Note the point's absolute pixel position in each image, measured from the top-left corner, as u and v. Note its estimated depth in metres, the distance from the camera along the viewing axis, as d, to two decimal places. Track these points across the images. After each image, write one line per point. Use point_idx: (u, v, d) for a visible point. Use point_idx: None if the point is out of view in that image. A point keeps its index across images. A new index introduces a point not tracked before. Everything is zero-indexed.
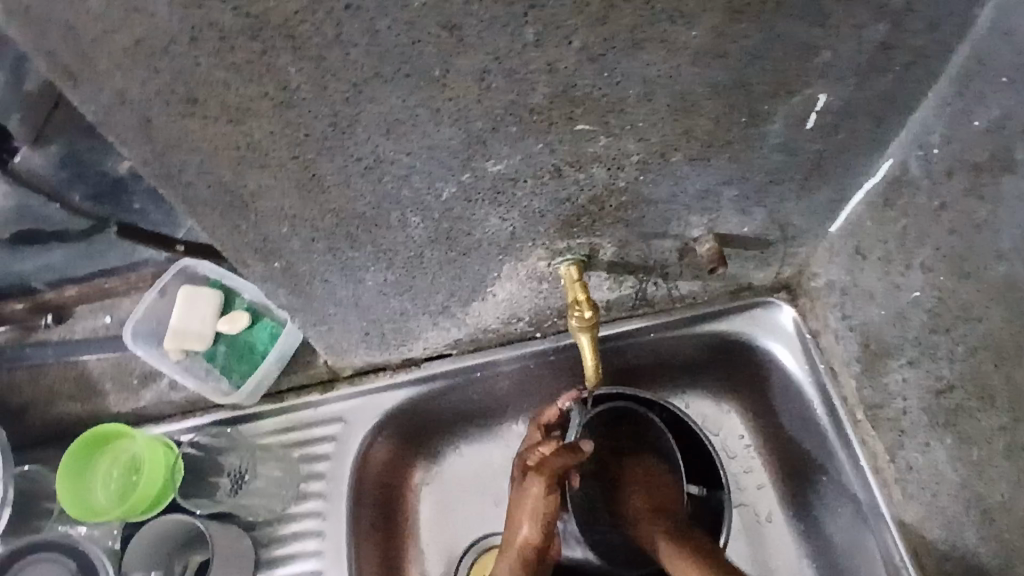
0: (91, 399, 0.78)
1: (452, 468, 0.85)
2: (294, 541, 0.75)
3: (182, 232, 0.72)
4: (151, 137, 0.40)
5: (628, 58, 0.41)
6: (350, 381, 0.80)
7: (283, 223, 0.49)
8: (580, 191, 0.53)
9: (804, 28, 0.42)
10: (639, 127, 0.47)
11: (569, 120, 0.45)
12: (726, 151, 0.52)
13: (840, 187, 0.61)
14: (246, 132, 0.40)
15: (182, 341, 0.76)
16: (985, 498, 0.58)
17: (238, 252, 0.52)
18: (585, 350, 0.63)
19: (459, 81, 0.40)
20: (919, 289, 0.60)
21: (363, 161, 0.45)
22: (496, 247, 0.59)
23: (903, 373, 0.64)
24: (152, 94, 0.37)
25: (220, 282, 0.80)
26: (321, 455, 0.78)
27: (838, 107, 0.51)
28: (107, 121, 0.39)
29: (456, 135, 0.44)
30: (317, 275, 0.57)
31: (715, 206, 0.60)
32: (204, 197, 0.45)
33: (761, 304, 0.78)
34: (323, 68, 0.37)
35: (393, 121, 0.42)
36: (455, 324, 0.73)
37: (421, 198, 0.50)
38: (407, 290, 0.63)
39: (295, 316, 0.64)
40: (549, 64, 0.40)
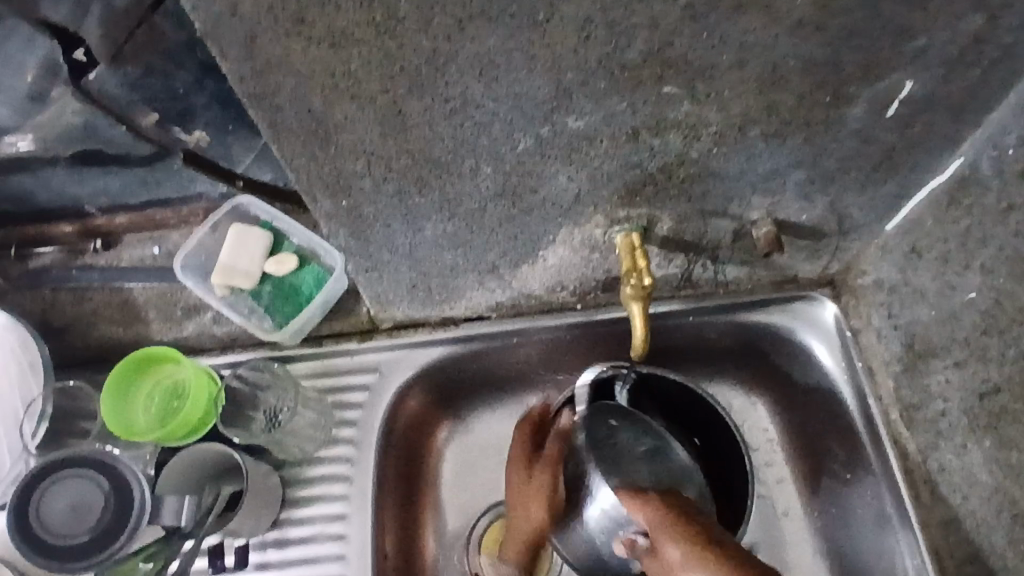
0: (135, 326, 0.80)
1: (477, 430, 0.86)
2: (320, 484, 0.76)
3: (240, 168, 0.77)
4: (253, 54, 0.40)
5: (728, 21, 0.41)
6: (388, 334, 0.80)
7: (360, 160, 0.50)
8: (652, 158, 0.54)
9: (906, 8, 0.42)
10: (723, 96, 0.48)
11: (658, 81, 0.45)
12: (803, 131, 0.52)
13: (905, 183, 0.61)
14: (344, 59, 0.41)
15: (228, 277, 0.77)
16: (1019, 503, 0.58)
17: (311, 185, 0.52)
18: (636, 319, 0.63)
19: (561, 27, 0.40)
20: (975, 291, 0.60)
21: (450, 102, 0.45)
22: (558, 209, 0.60)
23: (946, 375, 0.64)
24: (264, 9, 0.37)
25: (271, 223, 0.80)
26: (354, 402, 0.79)
27: (921, 97, 0.51)
28: (212, 33, 0.39)
29: (546, 85, 0.45)
30: (380, 218, 0.58)
31: (779, 189, 0.60)
32: (290, 124, 0.46)
33: (805, 298, 0.77)
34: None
35: (488, 64, 0.42)
36: (501, 286, 0.73)
37: (497, 148, 0.50)
38: (462, 244, 0.64)
39: (350, 259, 0.65)
40: (652, 19, 0.40)
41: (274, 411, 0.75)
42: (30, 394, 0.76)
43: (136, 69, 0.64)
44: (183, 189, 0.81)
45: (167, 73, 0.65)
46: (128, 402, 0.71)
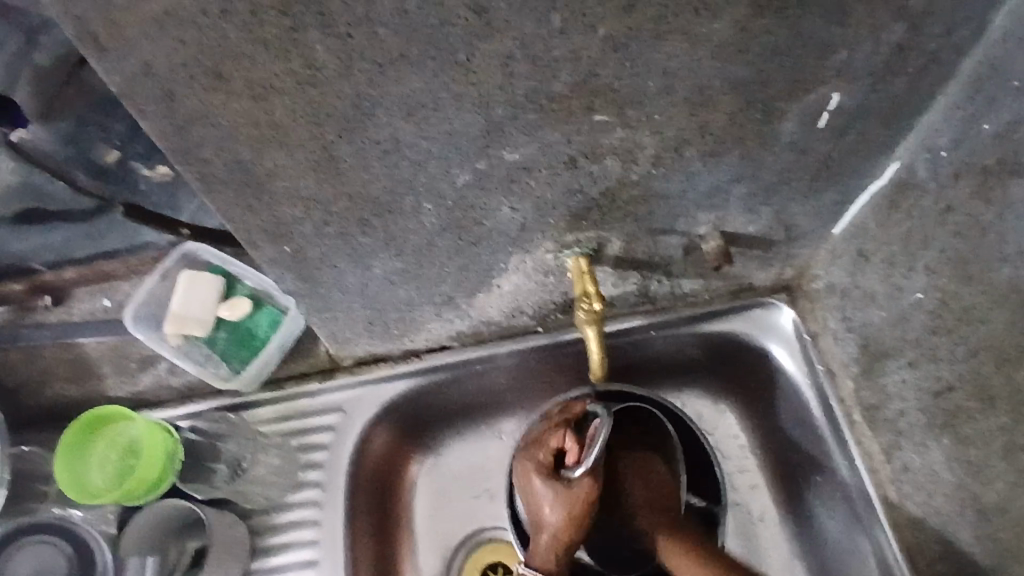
0: (88, 382, 0.78)
1: (447, 460, 0.85)
2: (290, 530, 0.75)
3: (186, 215, 0.74)
4: (172, 111, 0.39)
5: (650, 49, 0.41)
6: (349, 372, 0.79)
7: (297, 206, 0.49)
8: (593, 183, 0.54)
9: (822, 25, 0.43)
10: (656, 120, 0.48)
11: (588, 110, 0.46)
12: (739, 147, 0.53)
13: (846, 189, 0.62)
14: (267, 110, 0.40)
15: (182, 326, 0.75)
16: (980, 498, 0.58)
17: (251, 233, 0.51)
18: (591, 343, 0.64)
19: (484, 66, 0.40)
20: (921, 291, 0.61)
21: (382, 144, 0.45)
22: (506, 238, 0.59)
23: (901, 375, 0.65)
24: (178, 66, 0.36)
25: (222, 267, 0.79)
26: (319, 444, 0.77)
27: (850, 107, 0.52)
28: (128, 92, 0.38)
29: (476, 121, 0.44)
30: (326, 260, 0.57)
31: (723, 204, 0.60)
32: (220, 175, 0.45)
33: (762, 304, 0.77)
34: (350, 47, 0.37)
35: (415, 105, 0.42)
36: (459, 315, 0.73)
37: (436, 184, 0.50)
38: (413, 279, 0.63)
39: (301, 302, 0.64)
40: (574, 52, 0.40)
41: (237, 460, 0.74)
42: None
43: None
44: (130, 239, 0.79)
45: None
46: (78, 465, 0.68)
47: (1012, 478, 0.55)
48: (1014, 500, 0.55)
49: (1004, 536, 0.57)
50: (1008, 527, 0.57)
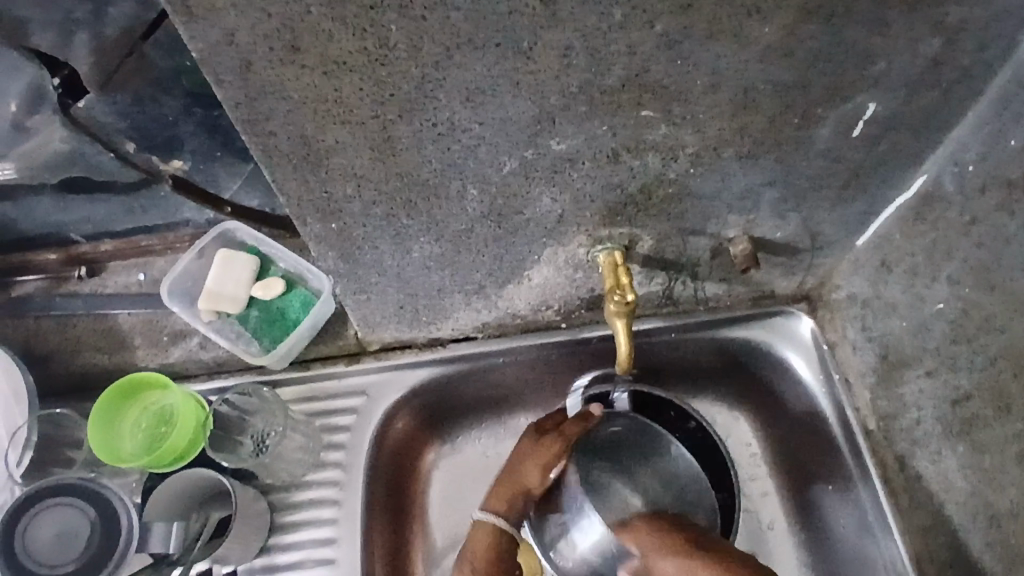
0: (120, 352, 0.80)
1: (464, 452, 0.86)
2: (309, 508, 0.76)
3: (227, 194, 0.79)
4: (248, 81, 0.41)
5: (701, 48, 0.44)
6: (375, 356, 0.81)
7: (350, 183, 0.51)
8: (632, 178, 0.56)
9: (866, 34, 0.45)
10: (698, 120, 0.50)
11: (636, 105, 0.48)
12: (775, 151, 0.55)
13: (874, 199, 0.64)
14: (336, 86, 0.42)
15: (215, 303, 0.77)
16: (992, 506, 0.60)
17: (301, 208, 0.53)
18: (620, 335, 0.64)
19: (544, 55, 0.42)
20: (943, 301, 0.62)
21: (438, 127, 0.47)
22: (542, 229, 0.61)
23: (919, 384, 0.66)
24: (259, 38, 0.39)
25: (257, 248, 0.81)
26: (342, 425, 0.79)
27: (883, 118, 0.54)
28: (209, 60, 0.40)
29: (529, 109, 0.47)
30: (369, 240, 0.59)
31: (753, 207, 0.62)
32: (283, 149, 0.47)
33: (782, 313, 0.79)
34: (422, 29, 0.39)
35: (475, 89, 0.44)
36: (487, 306, 0.75)
37: (483, 170, 0.52)
38: (449, 265, 0.65)
39: (338, 282, 0.66)
40: (629, 46, 0.43)
41: (261, 435, 0.75)
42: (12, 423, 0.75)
43: (126, 98, 0.65)
44: (170, 215, 0.82)
45: (156, 102, 0.67)
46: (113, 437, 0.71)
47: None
48: None
49: (1013, 542, 0.58)
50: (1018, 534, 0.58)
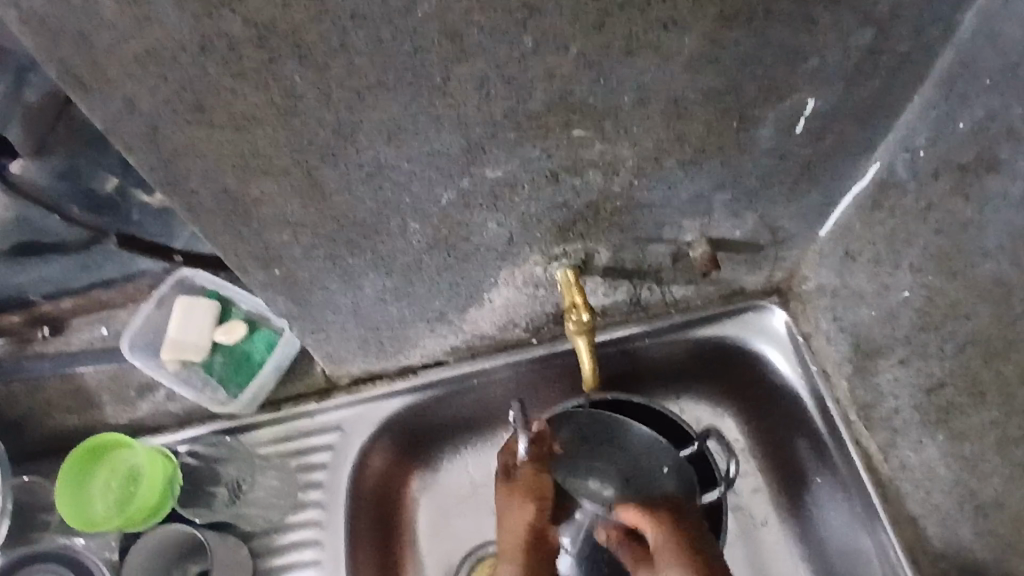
0: (88, 411, 0.79)
1: (448, 476, 0.85)
2: (292, 551, 0.75)
3: (180, 242, 0.74)
4: (158, 145, 0.40)
5: (622, 65, 0.42)
6: (347, 390, 0.80)
7: (285, 230, 0.50)
8: (577, 196, 0.55)
9: (792, 34, 0.44)
10: (634, 133, 0.49)
11: (566, 126, 0.46)
12: (718, 156, 0.54)
13: (828, 190, 0.63)
14: (250, 140, 0.41)
15: (178, 353, 0.76)
16: (978, 493, 0.58)
17: (239, 259, 0.52)
18: (581, 353, 0.64)
19: (461, 88, 0.41)
20: (908, 289, 0.61)
21: (365, 167, 0.46)
22: (493, 254, 0.60)
23: (894, 373, 0.65)
24: (161, 103, 0.37)
25: (217, 293, 0.80)
26: (319, 463, 0.78)
27: (825, 112, 0.53)
28: (114, 128, 0.38)
29: (457, 140, 0.45)
30: (317, 282, 0.57)
31: (707, 211, 0.61)
32: (207, 205, 0.45)
33: (754, 307, 0.78)
34: (328, 76, 0.38)
35: (395, 128, 0.43)
36: (452, 331, 0.73)
37: (421, 204, 0.51)
38: (405, 297, 0.64)
39: (295, 324, 0.65)
40: (548, 71, 0.41)
41: (237, 482, 0.74)
42: None
43: None
44: (126, 266, 0.80)
45: None
46: (91, 515, 0.69)
47: (1006, 471, 0.55)
48: (1012, 495, 0.55)
49: (1003, 530, 0.57)
50: (1006, 520, 0.56)
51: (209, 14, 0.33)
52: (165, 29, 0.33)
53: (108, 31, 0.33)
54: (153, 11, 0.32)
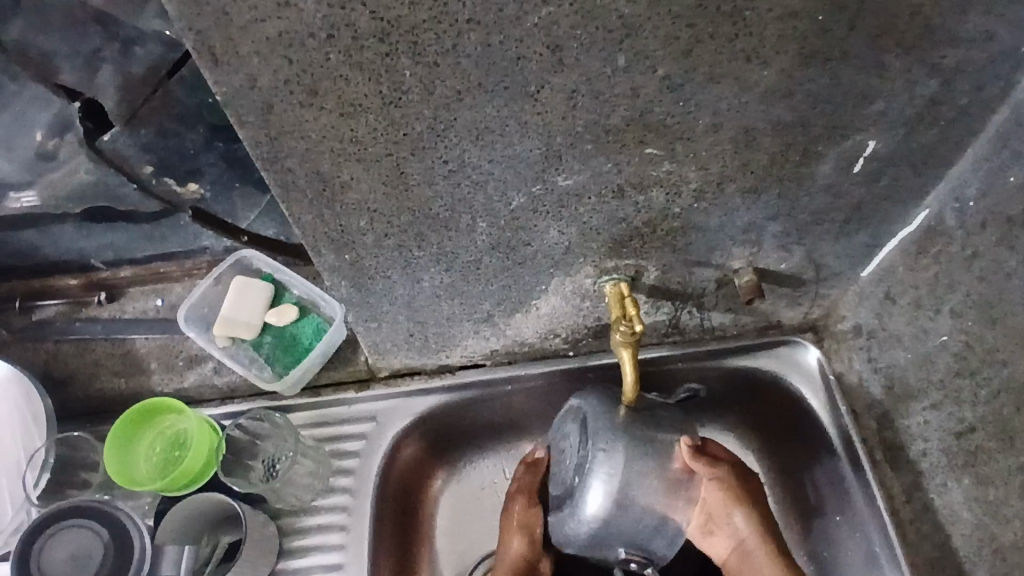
0: (135, 376, 0.82)
1: (471, 479, 0.87)
2: (318, 533, 0.77)
3: (244, 224, 0.80)
4: (268, 121, 0.43)
5: (702, 90, 0.45)
6: (385, 383, 0.82)
7: (363, 217, 0.53)
8: (637, 213, 0.57)
9: (863, 77, 0.47)
10: (701, 157, 0.52)
11: (639, 143, 0.49)
12: (777, 187, 0.56)
13: (876, 233, 0.65)
14: (352, 127, 0.44)
15: (230, 329, 0.79)
16: (999, 538, 0.59)
17: (316, 240, 0.55)
18: (626, 363, 0.65)
19: (551, 98, 0.44)
20: (947, 333, 0.63)
21: (449, 164, 0.49)
22: (549, 261, 0.63)
23: (925, 416, 0.67)
24: (280, 82, 0.40)
25: (272, 276, 0.83)
26: (351, 451, 0.80)
27: (883, 155, 0.55)
28: (232, 102, 0.41)
29: (537, 147, 0.48)
30: (380, 270, 0.60)
31: (758, 240, 0.63)
32: (299, 185, 0.48)
33: (786, 342, 0.78)
34: (434, 74, 0.41)
35: (484, 129, 0.46)
36: (495, 334, 0.76)
37: (493, 205, 0.54)
38: (458, 295, 0.66)
39: (350, 310, 0.67)
40: (633, 89, 0.44)
41: (272, 460, 0.77)
42: (31, 444, 0.78)
43: (149, 131, 0.67)
44: (189, 243, 0.84)
45: (178, 136, 0.69)
46: (134, 473, 0.72)
47: None
48: None
49: None
50: None
51: (341, 5, 0.36)
52: (300, 15, 0.37)
53: (248, 12, 0.36)
54: None
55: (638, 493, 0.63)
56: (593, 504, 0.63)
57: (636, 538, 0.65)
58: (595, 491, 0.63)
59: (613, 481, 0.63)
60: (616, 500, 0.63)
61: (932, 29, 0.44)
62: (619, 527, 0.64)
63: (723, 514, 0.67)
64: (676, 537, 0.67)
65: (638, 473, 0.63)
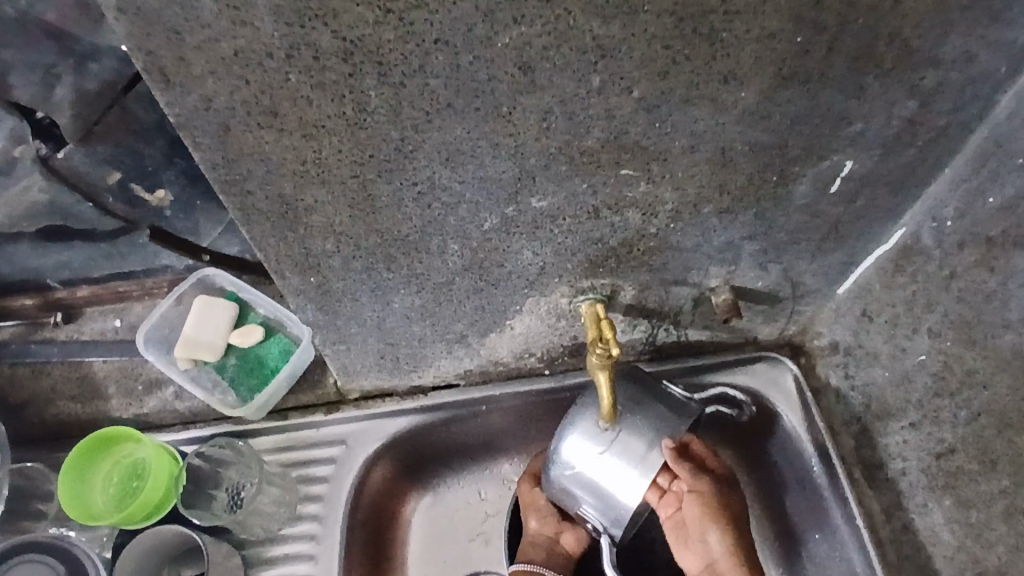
0: (93, 401, 0.78)
1: (443, 501, 0.85)
2: (284, 563, 0.74)
3: (207, 242, 0.77)
4: (226, 144, 0.41)
5: (679, 112, 0.44)
6: (355, 405, 0.80)
7: (329, 239, 0.50)
8: (613, 233, 0.56)
9: (842, 98, 0.46)
10: (678, 177, 0.50)
11: (615, 165, 0.48)
12: (754, 207, 0.55)
13: (852, 251, 0.64)
14: (315, 148, 0.42)
15: (192, 351, 0.76)
16: (980, 561, 0.59)
17: (279, 263, 0.53)
18: (602, 387, 0.62)
19: (524, 119, 0.42)
20: (924, 353, 0.63)
21: (418, 186, 0.47)
22: (524, 281, 0.61)
23: (904, 435, 0.66)
24: (238, 103, 0.38)
25: (236, 295, 0.80)
26: (320, 476, 0.77)
27: (861, 175, 0.54)
28: (188, 123, 0.39)
29: (510, 168, 0.46)
30: (348, 293, 0.58)
31: (734, 259, 0.62)
32: (261, 207, 0.46)
33: (765, 358, 0.78)
34: (402, 95, 0.39)
35: (455, 150, 0.44)
36: (469, 354, 0.74)
37: (465, 226, 0.52)
38: (430, 316, 0.64)
39: (318, 333, 0.65)
40: (608, 110, 0.43)
41: (237, 489, 0.74)
42: None
43: (106, 148, 0.64)
44: (150, 261, 0.80)
45: (137, 152, 0.66)
46: (89, 507, 0.69)
47: (1012, 541, 0.56)
48: (1016, 564, 0.56)
49: None
50: None
51: (301, 24, 0.34)
52: (258, 34, 0.35)
53: (203, 30, 0.34)
54: (249, 16, 0.34)
55: (599, 451, 0.64)
56: (562, 452, 0.65)
57: (584, 496, 0.65)
58: (567, 439, 0.65)
59: (583, 433, 0.64)
60: (582, 452, 0.64)
61: (912, 51, 0.43)
62: (570, 476, 0.65)
63: (696, 531, 0.66)
64: (623, 516, 0.64)
65: (611, 435, 0.64)
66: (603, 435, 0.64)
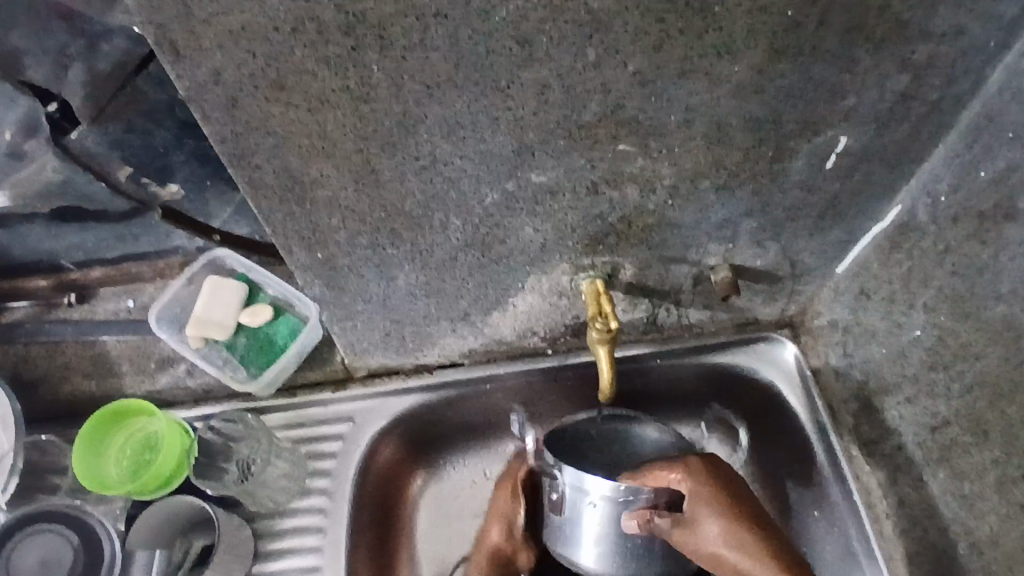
0: (106, 378, 0.81)
1: (450, 480, 0.86)
2: (293, 535, 0.76)
3: (217, 223, 0.79)
4: (234, 118, 0.42)
5: (673, 86, 0.45)
6: (362, 383, 0.82)
7: (335, 214, 0.52)
8: (612, 210, 0.57)
9: (834, 72, 0.47)
10: (674, 153, 0.51)
11: (612, 139, 0.49)
12: (751, 183, 0.56)
13: (850, 228, 0.65)
14: (320, 122, 0.43)
15: (203, 329, 0.78)
16: (973, 531, 0.60)
17: (287, 239, 0.54)
18: (602, 362, 0.64)
19: (521, 93, 0.44)
20: (920, 328, 0.63)
21: (421, 160, 0.48)
22: (525, 258, 0.62)
23: (900, 410, 0.67)
24: (245, 77, 0.40)
25: (247, 275, 0.82)
26: (328, 452, 0.79)
27: (857, 150, 0.55)
28: (196, 97, 0.41)
29: (509, 143, 0.48)
30: (353, 269, 0.60)
31: (732, 237, 0.63)
32: (269, 182, 0.48)
33: (765, 338, 0.79)
34: (403, 68, 0.41)
35: (456, 124, 0.45)
36: (473, 333, 0.75)
37: (466, 201, 0.53)
38: (434, 292, 0.66)
39: (324, 310, 0.67)
40: (604, 84, 0.44)
41: (247, 463, 0.75)
42: None
43: (117, 129, 0.66)
44: (161, 242, 0.82)
45: (148, 133, 0.67)
46: (105, 478, 0.71)
47: (1003, 511, 0.57)
48: (1007, 534, 0.57)
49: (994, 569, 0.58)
50: (998, 559, 0.58)
51: None
52: (263, 8, 0.36)
53: (211, 4, 0.35)
54: None
55: (611, 542, 0.63)
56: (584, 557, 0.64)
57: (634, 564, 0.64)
58: (575, 548, 0.64)
59: (579, 530, 0.63)
60: (596, 544, 0.63)
61: (901, 24, 0.44)
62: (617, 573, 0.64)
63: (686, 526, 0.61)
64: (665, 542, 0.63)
65: (595, 514, 0.62)
66: (595, 516, 0.62)
